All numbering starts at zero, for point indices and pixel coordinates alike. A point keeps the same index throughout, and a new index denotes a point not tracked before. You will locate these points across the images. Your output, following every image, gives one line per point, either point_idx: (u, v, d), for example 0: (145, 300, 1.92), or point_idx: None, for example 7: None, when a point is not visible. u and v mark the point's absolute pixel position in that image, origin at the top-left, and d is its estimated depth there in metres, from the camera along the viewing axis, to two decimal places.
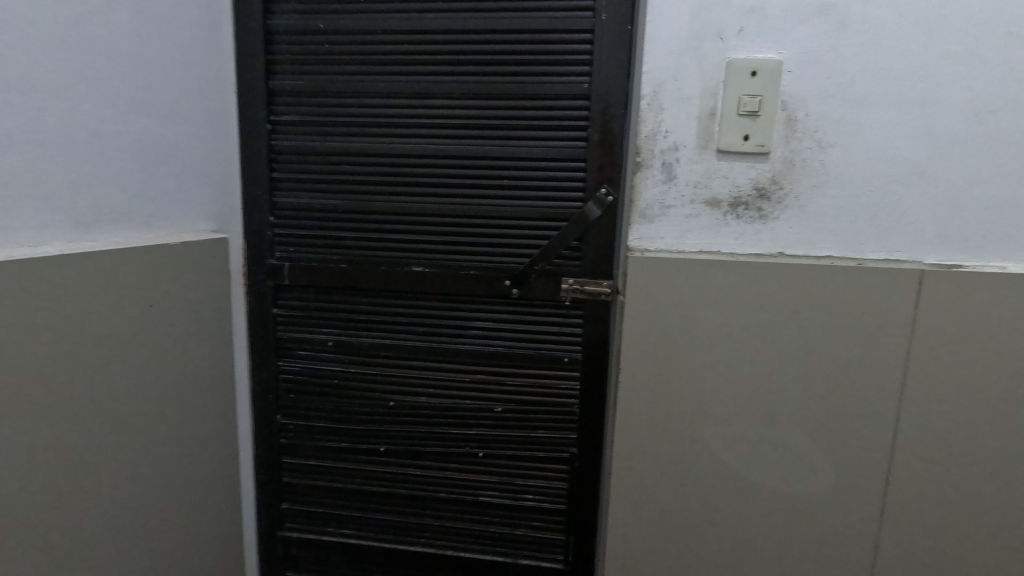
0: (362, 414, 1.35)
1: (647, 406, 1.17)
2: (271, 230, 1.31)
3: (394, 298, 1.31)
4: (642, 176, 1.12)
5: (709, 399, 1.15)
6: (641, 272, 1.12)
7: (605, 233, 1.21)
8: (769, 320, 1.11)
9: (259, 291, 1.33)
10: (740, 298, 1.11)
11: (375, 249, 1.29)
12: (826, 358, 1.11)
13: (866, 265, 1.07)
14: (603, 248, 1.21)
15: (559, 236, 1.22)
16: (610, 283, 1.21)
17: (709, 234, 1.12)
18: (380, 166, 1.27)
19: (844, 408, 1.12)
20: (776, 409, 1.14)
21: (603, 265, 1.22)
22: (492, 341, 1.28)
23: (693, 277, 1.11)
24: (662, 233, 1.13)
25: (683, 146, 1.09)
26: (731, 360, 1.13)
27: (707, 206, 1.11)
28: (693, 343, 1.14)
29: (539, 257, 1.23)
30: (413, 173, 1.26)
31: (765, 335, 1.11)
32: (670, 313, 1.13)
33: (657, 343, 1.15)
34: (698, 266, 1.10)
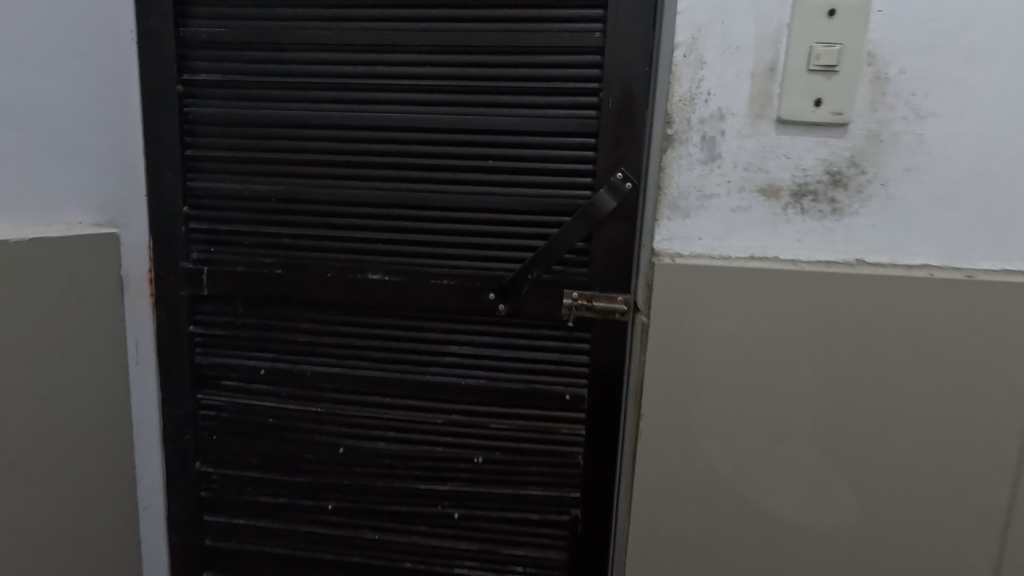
0: (304, 463, 1.05)
1: (676, 462, 0.88)
2: (184, 224, 1.00)
3: (346, 314, 1.01)
4: (674, 156, 0.83)
5: (760, 454, 0.86)
6: (671, 284, 0.83)
7: (621, 231, 0.91)
8: (844, 351, 0.82)
9: (170, 303, 1.02)
10: (807, 320, 0.82)
11: (321, 250, 1.00)
12: (922, 402, 0.82)
13: (978, 278, 0.78)
14: (618, 251, 0.92)
15: (562, 234, 0.92)
16: (627, 297, 0.92)
17: (763, 234, 0.83)
18: (327, 144, 0.97)
19: (944, 470, 0.83)
20: (851, 470, 0.85)
21: (617, 274, 0.92)
22: (473, 372, 0.99)
23: (742, 291, 0.82)
24: (699, 232, 0.84)
25: (731, 115, 0.80)
26: (791, 404, 0.84)
27: (762, 196, 0.82)
28: (741, 379, 0.85)
29: (533, 261, 0.94)
30: (371, 152, 0.97)
31: (839, 371, 0.82)
32: (709, 339, 0.84)
33: (691, 380, 0.86)
34: (750, 277, 0.82)
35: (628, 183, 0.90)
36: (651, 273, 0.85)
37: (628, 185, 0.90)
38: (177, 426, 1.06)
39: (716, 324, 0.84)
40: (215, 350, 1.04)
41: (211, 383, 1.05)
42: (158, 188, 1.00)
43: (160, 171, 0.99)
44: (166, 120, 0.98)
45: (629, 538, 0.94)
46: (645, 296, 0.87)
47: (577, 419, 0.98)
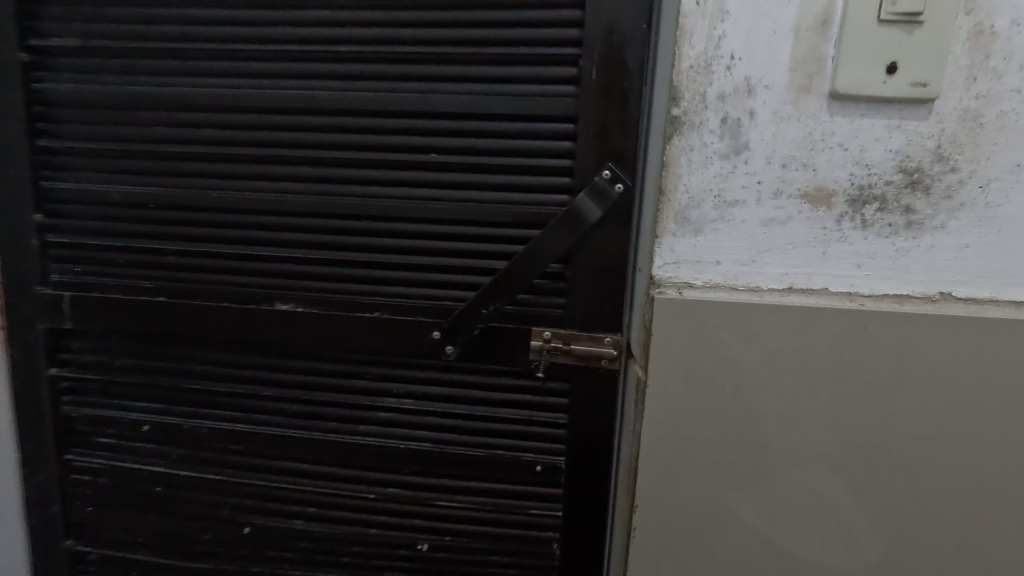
0: (202, 543, 0.82)
1: (681, 562, 0.65)
2: (40, 237, 0.77)
3: (252, 356, 0.78)
4: (682, 146, 0.57)
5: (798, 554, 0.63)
6: (680, 327, 0.59)
7: (609, 249, 0.67)
8: (924, 421, 0.58)
9: (25, 338, 0.80)
10: (873, 380, 0.58)
11: (215, 272, 0.76)
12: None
13: None
14: (605, 276, 0.68)
15: (527, 255, 0.67)
16: (616, 337, 0.68)
17: (809, 258, 0.59)
18: (221, 132, 0.73)
19: None
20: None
21: (604, 307, 0.68)
22: (415, 433, 0.75)
23: (782, 338, 0.58)
24: (717, 254, 0.59)
25: (763, 87, 0.56)
26: (846, 491, 0.61)
27: (806, 204, 0.58)
28: (778, 458, 0.61)
29: (490, 292, 0.69)
30: (276, 141, 0.73)
31: (914, 448, 0.59)
32: (736, 403, 0.60)
33: (707, 455, 0.62)
34: (794, 318, 0.58)
35: (619, 185, 0.65)
36: (650, 311, 0.61)
37: (619, 187, 0.65)
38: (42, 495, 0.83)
39: (744, 383, 0.60)
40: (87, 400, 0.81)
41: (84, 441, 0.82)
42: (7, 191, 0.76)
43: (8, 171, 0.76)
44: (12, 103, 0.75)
45: None
46: (641, 342, 0.63)
47: (551, 496, 0.74)
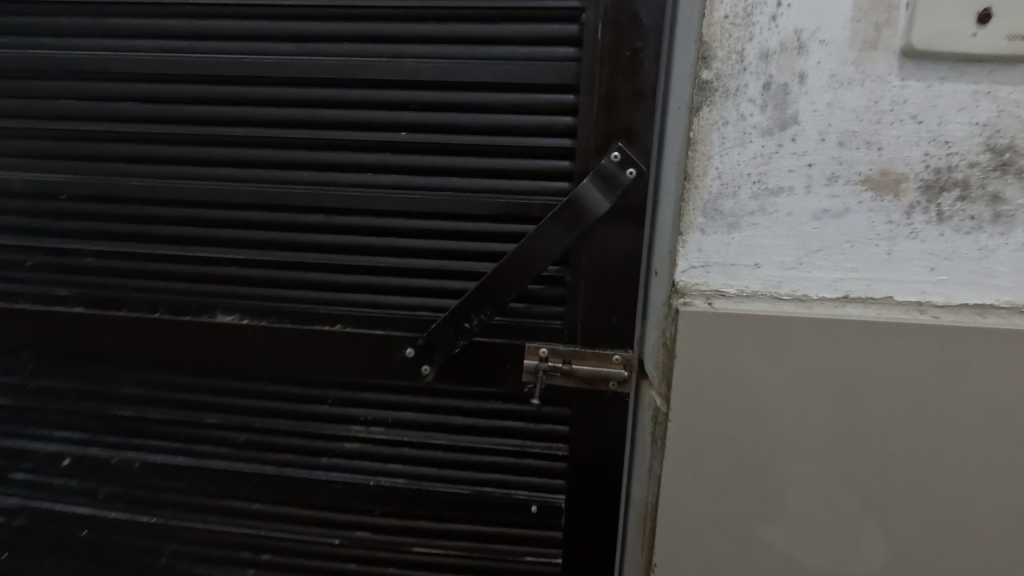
0: None
1: None
2: None
3: (192, 377, 0.65)
4: (714, 119, 0.46)
5: None
6: (711, 348, 0.47)
7: (619, 249, 0.55)
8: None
9: None
10: (964, 419, 0.46)
11: (141, 278, 0.63)
12: None
13: None
14: (613, 281, 0.56)
15: (518, 255, 0.55)
16: (627, 355, 0.56)
17: (869, 259, 0.47)
18: (140, 106, 0.59)
19: None
20: None
21: (612, 319, 0.57)
22: (387, 466, 0.64)
23: (845, 363, 0.46)
24: (756, 255, 0.47)
25: (817, 43, 0.44)
26: (919, 554, 0.49)
27: (868, 192, 0.46)
28: (830, 501, 0.49)
29: (474, 300, 0.56)
30: (205, 115, 0.59)
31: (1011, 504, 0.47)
32: (783, 441, 0.48)
33: (737, 490, 0.50)
34: (861, 338, 0.46)
35: (631, 170, 0.53)
36: (673, 327, 0.49)
37: (631, 173, 0.53)
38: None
39: (786, 404, 0.48)
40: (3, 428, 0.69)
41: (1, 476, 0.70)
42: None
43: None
44: None
45: None
46: (659, 364, 0.51)
47: (549, 540, 0.63)
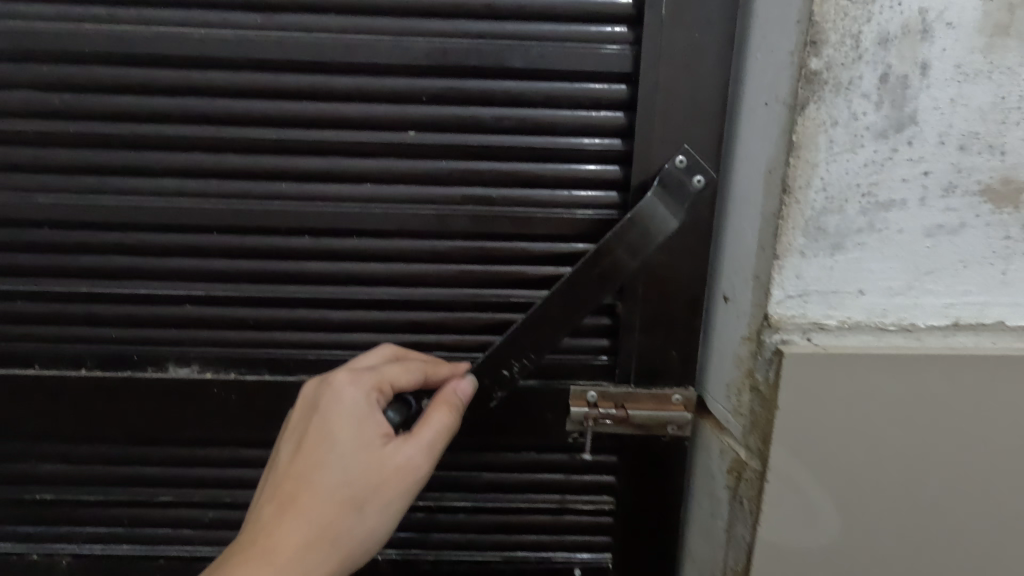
0: None
1: None
2: None
3: (139, 443, 0.52)
4: (821, 118, 0.37)
5: None
6: (830, 393, 0.39)
7: (679, 277, 0.48)
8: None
9: None
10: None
11: (60, 324, 0.49)
12: None
13: None
14: (674, 311, 0.48)
15: (575, 285, 0.45)
16: (688, 395, 0.50)
17: (983, 281, 0.41)
18: (48, 96, 0.45)
19: None
20: None
21: (668, 356, 0.49)
22: (399, 536, 0.55)
23: (986, 409, 0.39)
24: (861, 280, 0.40)
25: (944, 27, 0.36)
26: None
27: (986, 203, 0.39)
28: (953, 557, 0.42)
29: (518, 341, 0.46)
30: (137, 110, 0.45)
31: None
32: (910, 503, 0.41)
33: (847, 555, 0.42)
34: (1000, 378, 0.39)
35: (698, 177, 0.44)
36: (769, 369, 0.41)
37: (699, 181, 0.44)
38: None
39: (904, 451, 0.40)
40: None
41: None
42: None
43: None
44: None
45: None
46: (744, 409, 0.43)
47: None
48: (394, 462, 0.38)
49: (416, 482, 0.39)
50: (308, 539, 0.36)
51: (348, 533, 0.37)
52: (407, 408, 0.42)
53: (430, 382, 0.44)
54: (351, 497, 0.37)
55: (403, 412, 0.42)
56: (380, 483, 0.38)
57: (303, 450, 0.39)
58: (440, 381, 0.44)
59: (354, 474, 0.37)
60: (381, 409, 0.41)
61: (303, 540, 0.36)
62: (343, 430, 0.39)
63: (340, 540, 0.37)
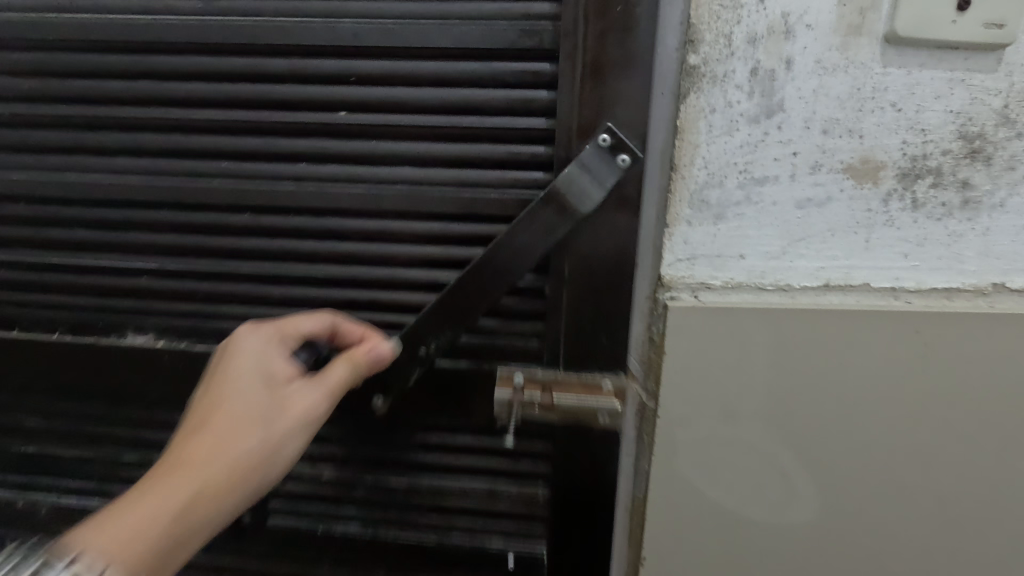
0: None
1: None
2: None
3: (133, 391, 0.60)
4: (701, 105, 0.44)
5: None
6: (708, 335, 0.47)
7: (602, 254, 0.51)
8: (1009, 456, 0.48)
9: None
10: (953, 408, 0.47)
11: (76, 286, 0.58)
12: None
13: None
14: (602, 288, 0.52)
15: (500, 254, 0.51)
16: (618, 383, 0.53)
17: (850, 248, 0.47)
18: (57, 85, 0.53)
19: None
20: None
21: (596, 328, 0.53)
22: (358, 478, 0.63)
23: (836, 352, 0.47)
24: (741, 245, 0.46)
25: (804, 28, 0.43)
26: (897, 533, 0.52)
27: (849, 180, 0.46)
28: (809, 471, 0.51)
29: (448, 309, 0.53)
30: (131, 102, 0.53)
31: (987, 485, 0.49)
32: (775, 428, 0.50)
33: (721, 467, 0.51)
34: (851, 327, 0.46)
35: (623, 157, 0.48)
36: (662, 322, 0.48)
37: (623, 159, 0.48)
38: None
39: (771, 387, 0.48)
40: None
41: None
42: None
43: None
44: None
45: None
46: (647, 353, 0.52)
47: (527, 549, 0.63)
48: (295, 394, 0.47)
49: (319, 417, 0.47)
50: (218, 442, 0.43)
51: (249, 447, 0.44)
52: (313, 352, 0.51)
53: (332, 328, 0.53)
54: (256, 414, 0.45)
55: (307, 355, 0.51)
56: (279, 409, 0.46)
57: (214, 379, 0.47)
58: (358, 336, 0.54)
59: (255, 393, 0.46)
60: (288, 351, 0.50)
61: (217, 437, 0.43)
62: (258, 360, 0.47)
63: (241, 453, 0.44)
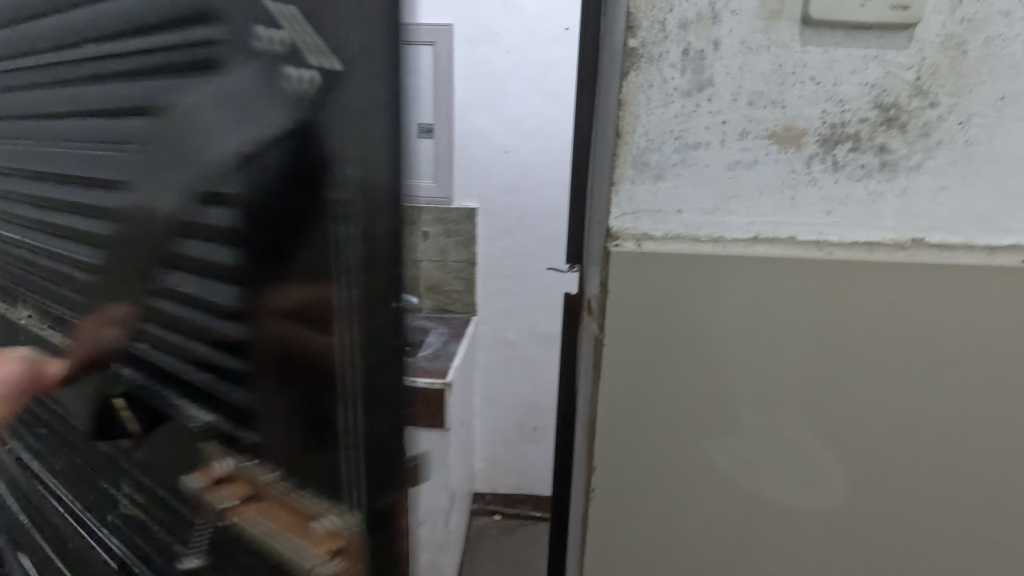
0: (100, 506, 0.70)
1: (631, 516, 0.64)
2: None
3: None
4: (641, 82, 0.52)
5: (757, 494, 0.62)
6: (646, 275, 0.56)
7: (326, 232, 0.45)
8: (907, 389, 0.57)
9: None
10: (869, 346, 0.56)
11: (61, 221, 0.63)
12: (973, 422, 0.57)
13: None
14: (295, 228, 0.45)
15: (179, 157, 0.47)
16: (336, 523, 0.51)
17: (777, 205, 0.55)
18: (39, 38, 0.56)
19: (988, 517, 0.60)
20: (877, 515, 0.61)
21: (299, 287, 0.47)
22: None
23: (760, 294, 0.55)
24: (678, 202, 0.55)
25: (730, 14, 0.50)
26: (814, 460, 0.60)
27: (774, 145, 0.53)
28: (742, 401, 0.59)
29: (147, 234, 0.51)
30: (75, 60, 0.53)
31: (899, 416, 0.58)
32: (710, 362, 0.58)
33: (663, 398, 0.59)
34: (772, 271, 0.55)
35: (301, 72, 0.41)
36: (608, 266, 0.57)
37: (304, 74, 0.41)
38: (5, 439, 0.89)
39: (704, 324, 0.56)
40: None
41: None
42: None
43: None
44: None
45: None
46: (598, 299, 0.60)
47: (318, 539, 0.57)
48: None
49: None
50: None
51: None
52: None
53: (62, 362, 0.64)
54: None
55: None
56: None
57: None
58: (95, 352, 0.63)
59: None
60: None
61: None
62: None
63: None
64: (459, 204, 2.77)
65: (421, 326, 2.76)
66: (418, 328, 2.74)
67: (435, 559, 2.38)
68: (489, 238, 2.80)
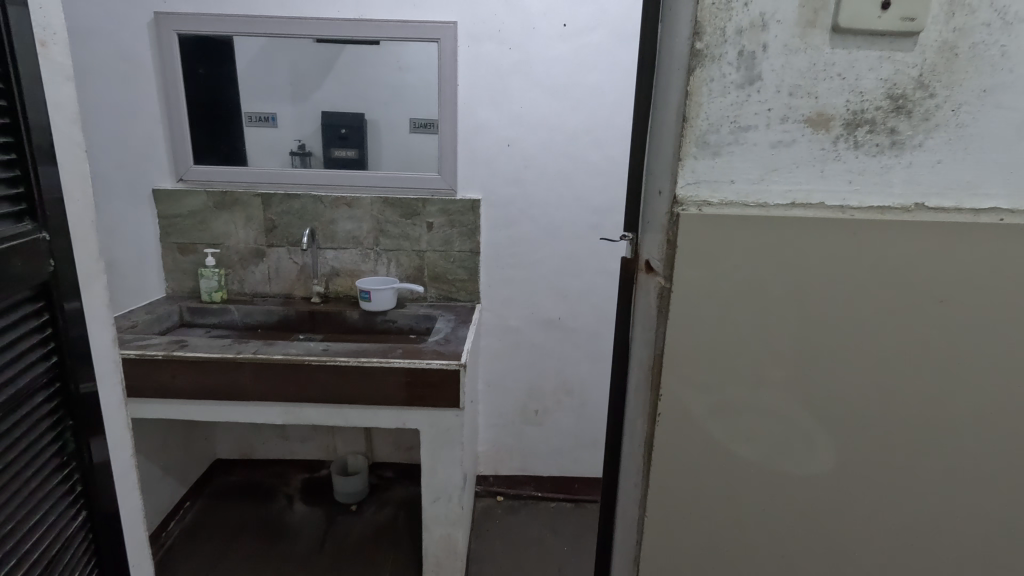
0: None
1: (686, 423, 0.82)
2: None
3: (7, 280, 0.76)
4: (704, 77, 0.66)
5: (782, 401, 0.80)
6: (705, 233, 0.71)
7: None
8: (898, 317, 0.75)
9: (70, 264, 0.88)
10: (875, 293, 0.73)
11: None
12: (947, 341, 0.76)
13: (1011, 221, 0.71)
14: None
15: None
16: None
17: (809, 176, 0.70)
18: None
19: (952, 413, 0.80)
20: (870, 413, 0.80)
21: None
22: (15, 415, 0.81)
23: (796, 248, 0.72)
24: (732, 174, 0.70)
25: (776, 23, 0.64)
26: (826, 373, 0.78)
27: (808, 128, 0.68)
28: (775, 331, 0.76)
29: None
30: None
31: (897, 352, 0.76)
32: (752, 301, 0.74)
33: (714, 331, 0.76)
34: (806, 230, 0.71)
35: None
36: (674, 227, 0.72)
37: None
38: (94, 398, 0.96)
39: (751, 272, 0.73)
40: (57, 310, 0.87)
41: (73, 348, 0.91)
42: (61, 124, 0.86)
43: (61, 103, 0.86)
44: (38, 29, 0.80)
45: (634, 516, 0.93)
46: (663, 255, 0.75)
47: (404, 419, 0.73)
48: None
49: None
50: None
51: None
52: None
53: None
54: None
55: None
56: None
57: None
58: None
59: None
60: None
61: None
62: None
63: None
64: (462, 195, 2.87)
65: (427, 313, 2.85)
66: (425, 315, 2.84)
67: (449, 533, 2.49)
68: (492, 227, 2.92)
